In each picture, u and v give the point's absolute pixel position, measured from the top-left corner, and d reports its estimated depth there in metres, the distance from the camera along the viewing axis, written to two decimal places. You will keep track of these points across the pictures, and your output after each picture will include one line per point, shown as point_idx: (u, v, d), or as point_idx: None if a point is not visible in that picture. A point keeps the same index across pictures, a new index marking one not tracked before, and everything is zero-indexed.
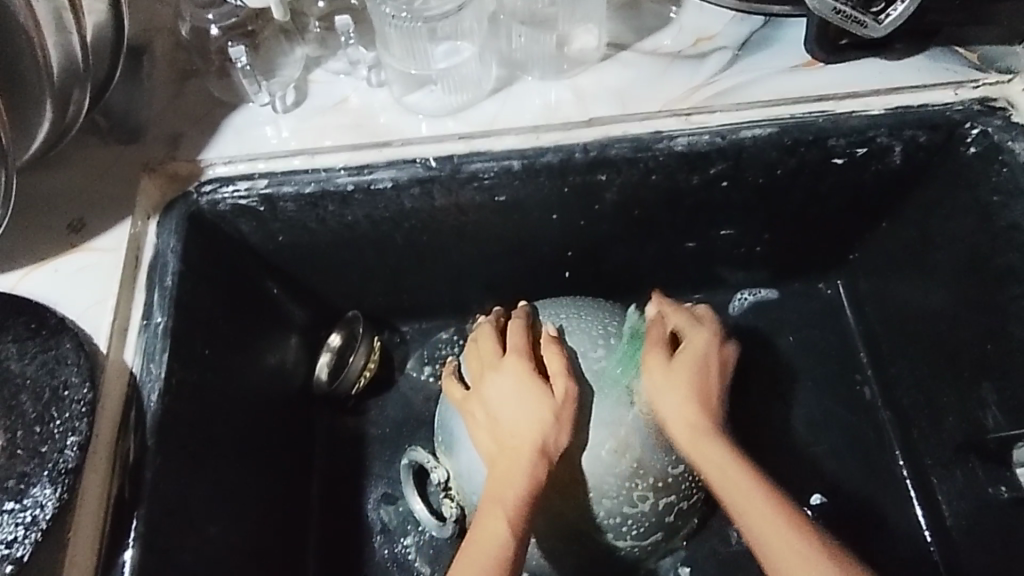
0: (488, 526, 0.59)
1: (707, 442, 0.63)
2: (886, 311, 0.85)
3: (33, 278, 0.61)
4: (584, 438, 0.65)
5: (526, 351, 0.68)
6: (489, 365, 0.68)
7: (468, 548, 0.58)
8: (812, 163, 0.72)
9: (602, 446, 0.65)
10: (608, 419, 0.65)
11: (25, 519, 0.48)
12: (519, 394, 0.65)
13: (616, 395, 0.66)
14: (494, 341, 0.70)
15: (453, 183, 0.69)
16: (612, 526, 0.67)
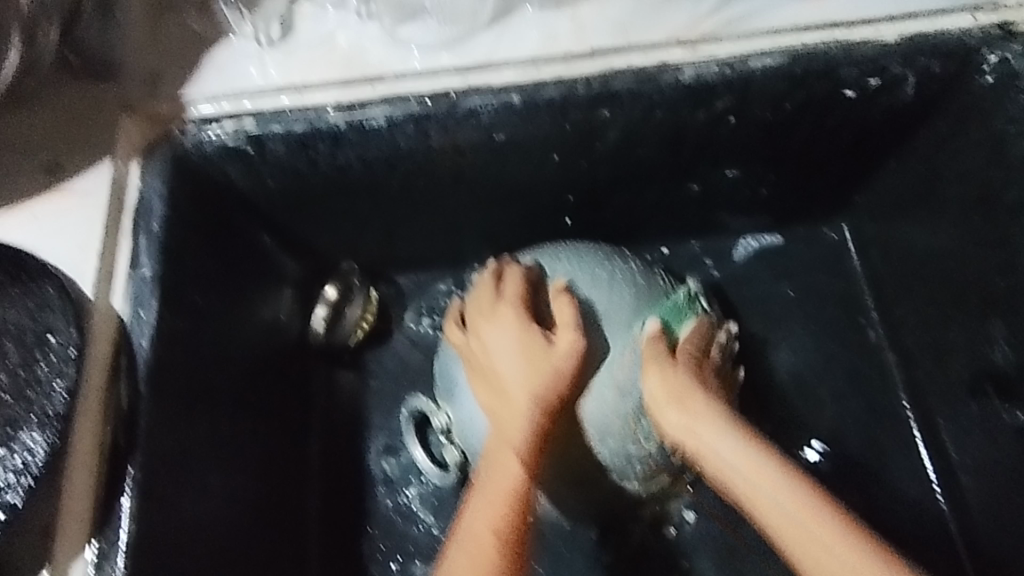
0: (494, 493, 0.56)
1: (768, 481, 0.55)
2: (892, 254, 0.84)
3: (9, 222, 0.58)
4: (591, 376, 0.63)
5: (533, 307, 0.64)
6: (486, 317, 0.65)
7: (474, 502, 0.57)
8: (823, 95, 0.69)
9: (608, 381, 0.63)
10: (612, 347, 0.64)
11: (16, 465, 0.46)
12: (523, 350, 0.62)
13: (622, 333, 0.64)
14: (492, 291, 0.66)
15: (449, 121, 0.66)
16: (619, 468, 0.65)
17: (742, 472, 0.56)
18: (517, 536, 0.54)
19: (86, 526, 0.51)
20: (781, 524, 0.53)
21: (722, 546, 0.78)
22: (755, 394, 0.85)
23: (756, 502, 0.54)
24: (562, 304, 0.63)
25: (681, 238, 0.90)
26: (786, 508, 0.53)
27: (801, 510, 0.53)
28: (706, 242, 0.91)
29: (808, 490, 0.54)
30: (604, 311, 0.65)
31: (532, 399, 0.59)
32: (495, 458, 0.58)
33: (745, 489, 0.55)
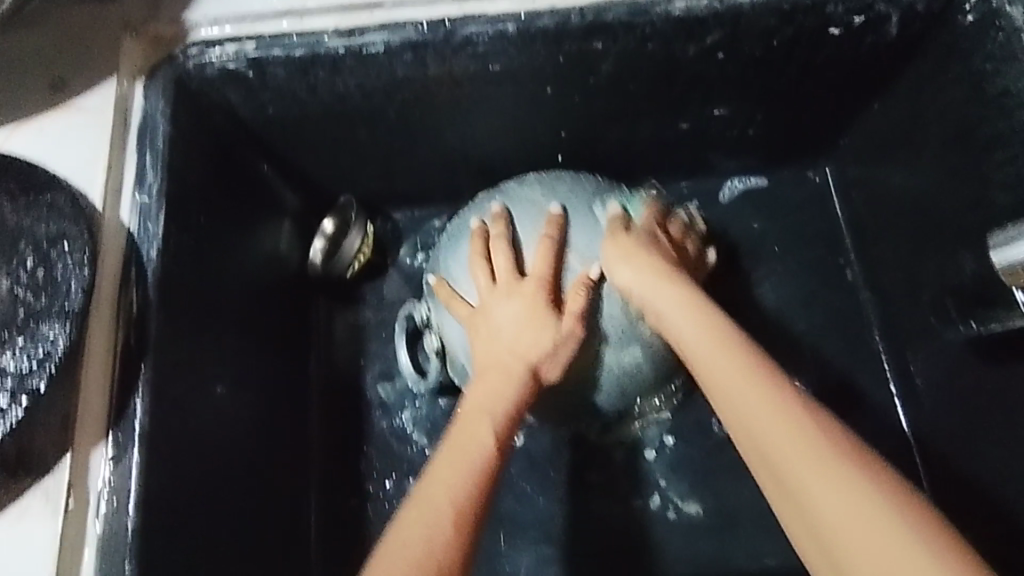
0: (467, 431, 0.58)
1: (713, 348, 0.55)
2: (872, 195, 0.87)
3: (18, 136, 0.60)
4: (558, 238, 0.69)
5: (541, 269, 0.66)
6: (500, 289, 0.66)
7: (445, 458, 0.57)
8: (810, 32, 0.71)
9: (573, 244, 0.69)
10: (579, 239, 0.69)
11: (38, 354, 0.49)
12: (519, 323, 0.64)
13: (585, 206, 0.71)
14: (508, 258, 0.68)
15: (446, 50, 0.68)
16: (592, 325, 0.68)
17: (688, 329, 0.57)
18: (477, 510, 0.53)
19: (103, 418, 0.54)
20: (720, 384, 0.53)
21: (700, 469, 0.82)
22: (736, 327, 0.89)
23: (700, 364, 0.55)
24: (550, 264, 0.66)
25: (670, 178, 0.93)
26: (725, 366, 0.53)
27: (737, 370, 0.53)
28: (694, 182, 0.94)
29: (752, 356, 0.53)
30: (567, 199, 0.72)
31: (518, 359, 0.62)
32: (474, 422, 0.59)
33: (691, 346, 0.56)
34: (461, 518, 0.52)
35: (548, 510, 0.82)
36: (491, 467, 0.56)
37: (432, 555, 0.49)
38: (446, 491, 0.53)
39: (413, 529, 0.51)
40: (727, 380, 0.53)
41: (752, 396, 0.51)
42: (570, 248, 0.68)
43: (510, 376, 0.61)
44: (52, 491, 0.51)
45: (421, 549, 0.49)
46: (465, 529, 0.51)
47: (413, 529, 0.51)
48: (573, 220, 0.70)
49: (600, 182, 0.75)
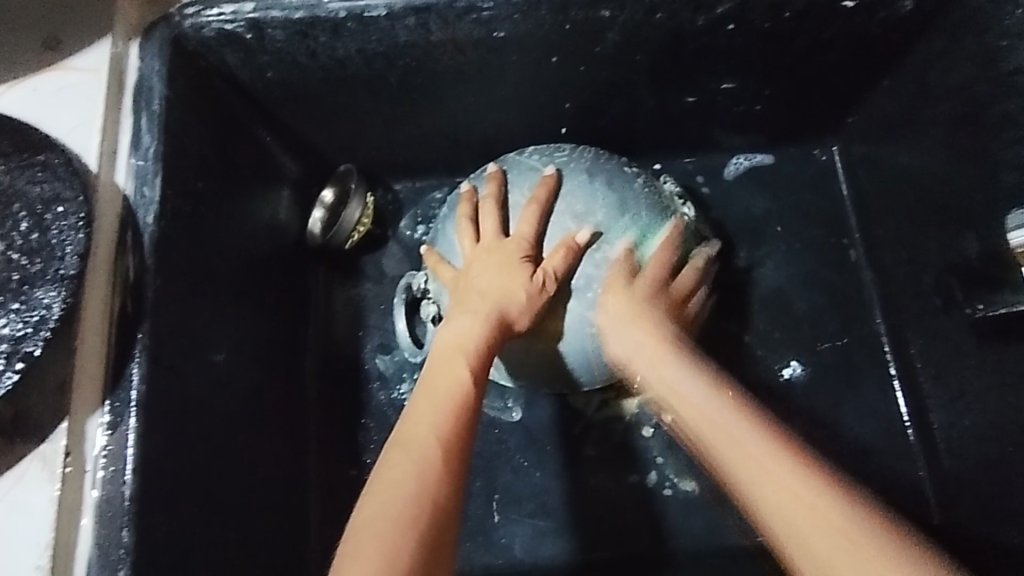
0: (448, 371, 0.57)
1: (721, 413, 0.53)
2: (878, 174, 0.86)
3: (12, 95, 0.59)
4: (551, 204, 0.69)
5: (524, 231, 0.67)
6: (486, 248, 0.68)
7: (421, 397, 0.55)
8: (821, 5, 0.69)
9: (564, 211, 0.69)
10: (566, 199, 0.70)
11: (32, 319, 0.48)
12: (501, 276, 0.64)
13: (578, 174, 0.72)
14: (494, 220, 0.69)
15: (450, 15, 0.66)
16: (580, 290, 0.68)
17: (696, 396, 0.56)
18: (459, 446, 0.51)
19: (99, 385, 0.53)
20: (727, 448, 0.50)
21: None
22: (736, 306, 0.89)
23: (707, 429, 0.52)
24: (533, 224, 0.68)
25: (674, 153, 0.92)
26: (734, 428, 0.51)
27: (743, 434, 0.50)
28: (698, 158, 0.93)
29: (758, 420, 0.51)
30: (561, 167, 0.73)
31: (493, 307, 0.62)
32: (452, 363, 0.58)
33: (699, 413, 0.54)
34: (449, 457, 0.50)
35: (543, 484, 0.82)
36: (472, 407, 0.55)
37: (423, 493, 0.47)
38: (431, 430, 0.52)
39: (400, 466, 0.49)
40: (732, 445, 0.50)
41: (761, 455, 0.47)
42: (556, 207, 0.69)
43: (486, 323, 0.61)
44: (49, 457, 0.51)
45: (414, 487, 0.47)
46: (454, 468, 0.50)
47: (401, 469, 0.49)
48: (563, 182, 0.71)
49: (599, 153, 0.76)
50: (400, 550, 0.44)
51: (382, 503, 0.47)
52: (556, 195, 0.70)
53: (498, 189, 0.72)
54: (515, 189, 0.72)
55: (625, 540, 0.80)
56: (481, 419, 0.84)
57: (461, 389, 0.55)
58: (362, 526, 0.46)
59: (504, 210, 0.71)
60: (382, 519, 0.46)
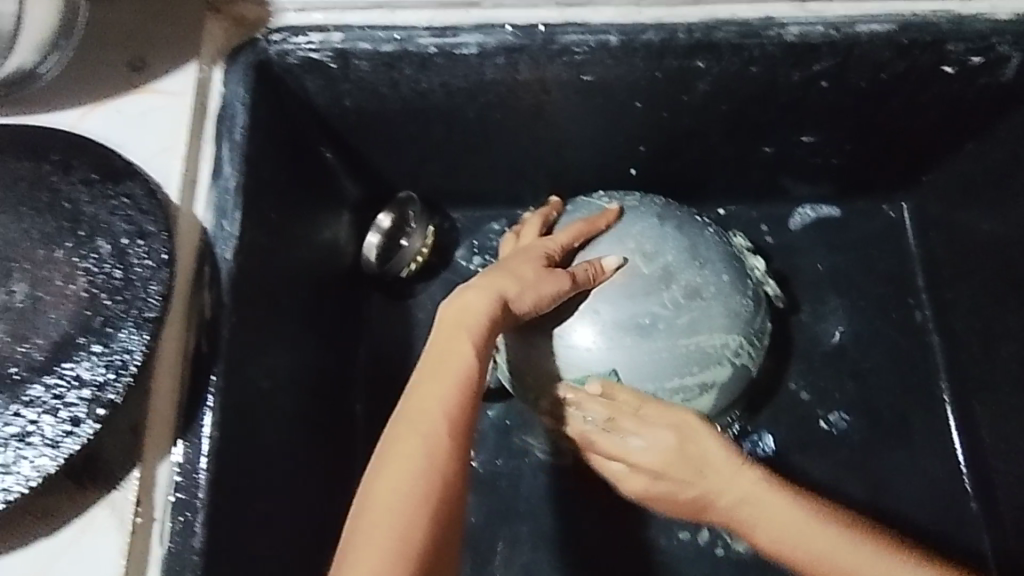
0: (450, 345, 0.53)
1: (681, 478, 0.63)
2: (952, 235, 0.83)
3: (94, 117, 0.57)
4: (610, 238, 0.67)
5: (560, 237, 0.65)
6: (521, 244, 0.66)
7: (422, 372, 0.52)
8: (922, 68, 0.67)
9: (626, 248, 0.66)
10: (631, 237, 0.67)
11: (114, 363, 0.46)
12: (523, 259, 0.62)
13: (645, 217, 0.69)
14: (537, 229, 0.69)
15: (542, 56, 0.64)
16: (641, 331, 0.64)
17: (681, 478, 0.63)
18: (466, 423, 0.49)
19: (171, 429, 0.51)
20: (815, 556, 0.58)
21: None
22: (797, 361, 0.86)
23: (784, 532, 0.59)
24: (569, 236, 0.65)
25: (741, 201, 0.88)
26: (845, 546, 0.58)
27: (805, 517, 0.60)
28: (765, 207, 0.89)
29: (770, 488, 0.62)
30: (628, 210, 0.69)
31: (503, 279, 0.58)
32: (453, 334, 0.53)
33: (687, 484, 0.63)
34: (454, 438, 0.48)
35: (587, 538, 0.79)
36: (476, 384, 0.51)
37: (433, 471, 0.46)
38: (438, 407, 0.49)
39: (407, 447, 0.47)
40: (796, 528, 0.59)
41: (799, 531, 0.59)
42: (606, 239, 0.67)
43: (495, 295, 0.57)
44: (119, 504, 0.48)
45: (423, 468, 0.46)
46: (460, 446, 0.48)
47: (410, 444, 0.47)
48: (625, 218, 0.68)
49: (679, 206, 0.73)
50: (415, 531, 0.44)
51: (383, 483, 0.46)
52: (610, 228, 0.67)
53: (552, 213, 0.72)
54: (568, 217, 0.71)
55: None
56: (530, 462, 0.81)
57: (467, 363, 0.52)
58: (375, 502, 0.45)
59: (551, 229, 0.70)
60: (395, 500, 0.45)
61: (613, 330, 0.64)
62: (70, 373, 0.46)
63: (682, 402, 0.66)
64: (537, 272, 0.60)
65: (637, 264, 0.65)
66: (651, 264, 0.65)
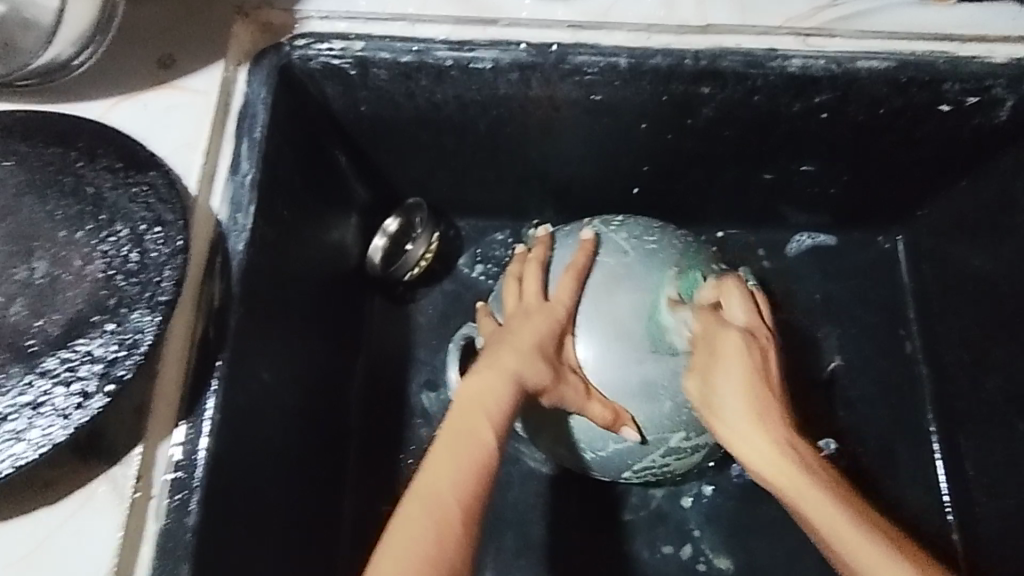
0: (469, 436, 0.54)
1: (771, 445, 0.57)
2: (943, 270, 0.85)
3: (122, 109, 0.60)
4: (622, 291, 0.64)
5: (564, 299, 0.64)
6: (522, 309, 0.64)
7: (438, 461, 0.52)
8: (918, 106, 0.70)
9: (641, 304, 0.63)
10: (645, 293, 0.64)
11: (127, 342, 0.48)
12: (530, 338, 0.60)
13: (661, 270, 0.65)
14: (536, 281, 0.66)
15: (554, 75, 0.67)
16: (647, 394, 0.62)
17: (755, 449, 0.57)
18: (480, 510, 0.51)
19: (174, 410, 0.53)
20: (852, 555, 0.52)
21: (735, 525, 0.81)
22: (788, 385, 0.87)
23: (825, 521, 0.53)
24: (572, 292, 0.64)
25: (740, 225, 0.90)
26: (873, 551, 0.52)
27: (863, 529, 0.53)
28: (763, 232, 0.91)
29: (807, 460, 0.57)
30: (646, 257, 0.66)
31: (517, 369, 0.58)
32: (473, 422, 0.55)
33: (763, 461, 0.57)
34: (466, 527, 0.49)
35: (572, 547, 0.80)
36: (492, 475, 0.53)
37: (437, 565, 0.47)
38: (452, 494, 0.50)
39: (410, 540, 0.48)
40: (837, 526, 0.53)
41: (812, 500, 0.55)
42: (618, 291, 0.64)
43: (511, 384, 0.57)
44: (120, 480, 0.50)
45: (427, 565, 0.47)
46: (470, 536, 0.49)
47: (415, 535, 0.48)
48: (600, 248, 0.67)
49: (686, 241, 0.69)
50: None
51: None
52: (623, 277, 0.64)
53: (545, 252, 0.69)
54: (562, 255, 0.68)
55: None
56: (520, 469, 0.82)
57: (484, 451, 0.53)
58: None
59: (547, 273, 0.67)
60: None
61: (618, 395, 0.63)
62: (83, 349, 0.48)
63: (673, 459, 0.66)
64: (548, 360, 0.60)
65: (649, 325, 0.63)
66: (663, 326, 0.63)
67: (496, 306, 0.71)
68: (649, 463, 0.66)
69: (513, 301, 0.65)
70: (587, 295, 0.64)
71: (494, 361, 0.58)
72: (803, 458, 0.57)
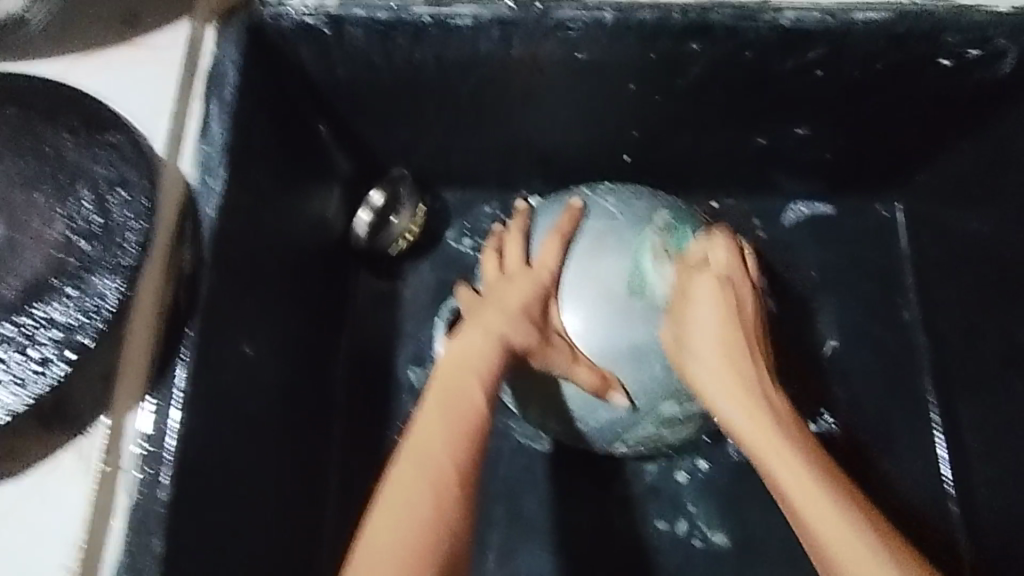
0: (458, 394, 0.51)
1: (738, 365, 0.56)
2: (942, 237, 0.82)
3: (85, 68, 0.58)
4: (607, 251, 0.62)
5: (547, 262, 0.61)
6: (505, 274, 0.62)
7: (426, 420, 0.49)
8: (916, 61, 0.67)
9: (624, 256, 0.61)
10: (632, 256, 0.61)
11: (89, 307, 0.46)
12: (514, 299, 0.58)
13: (644, 225, 0.63)
14: (518, 248, 0.64)
15: (536, 31, 0.64)
16: (635, 359, 0.60)
17: (717, 373, 0.56)
18: (473, 470, 0.47)
19: (142, 379, 0.51)
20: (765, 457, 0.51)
21: (731, 500, 0.79)
22: (785, 356, 0.85)
23: (767, 452, 0.51)
24: (556, 257, 0.62)
25: (734, 194, 0.88)
26: (793, 463, 0.50)
27: (812, 473, 0.49)
28: (757, 202, 0.89)
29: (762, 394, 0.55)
30: (632, 220, 0.63)
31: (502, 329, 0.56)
32: (461, 378, 0.52)
33: (719, 372, 0.56)
34: (461, 487, 0.46)
35: (563, 523, 0.78)
36: (483, 434, 0.49)
37: (438, 525, 0.44)
38: (444, 454, 0.47)
39: (403, 500, 0.45)
40: (811, 501, 0.48)
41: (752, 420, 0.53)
42: (605, 254, 0.62)
43: (497, 343, 0.55)
44: (86, 451, 0.49)
45: (423, 523, 0.44)
46: (465, 496, 0.46)
47: (409, 498, 0.45)
48: (588, 216, 0.64)
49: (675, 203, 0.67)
50: None
51: (378, 546, 0.43)
52: (607, 240, 0.62)
53: (525, 221, 0.67)
54: (543, 223, 0.66)
55: None
56: (511, 446, 0.80)
57: (475, 408, 0.50)
58: (365, 553, 0.43)
59: (529, 242, 0.66)
60: (388, 546, 0.43)
61: (606, 358, 0.60)
62: (42, 314, 0.46)
63: (665, 428, 0.64)
64: (533, 320, 0.58)
65: (635, 288, 0.61)
66: (650, 289, 0.60)
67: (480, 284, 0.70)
68: (641, 432, 0.64)
69: (494, 272, 0.64)
70: (573, 260, 0.62)
71: (478, 321, 0.56)
72: (784, 419, 0.54)
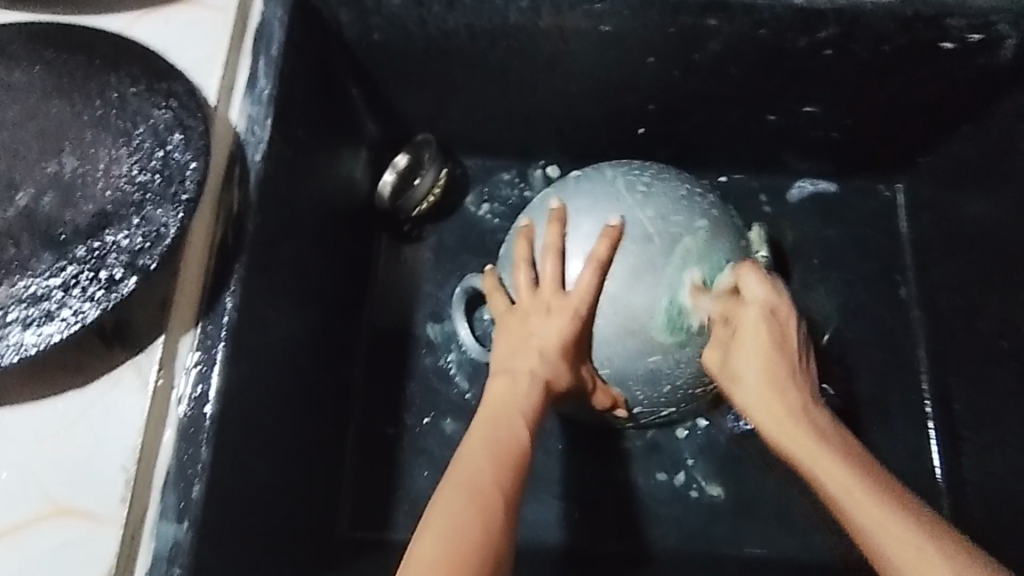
0: (505, 428, 0.52)
1: (777, 399, 0.54)
2: (941, 217, 0.86)
3: (144, 23, 0.62)
4: (640, 287, 0.64)
5: (583, 294, 0.63)
6: (542, 301, 0.63)
7: (475, 447, 0.50)
8: (921, 44, 0.71)
9: (660, 295, 0.64)
10: (664, 291, 0.64)
11: (150, 235, 0.51)
12: (551, 337, 0.61)
13: (681, 262, 0.64)
14: (555, 269, 0.65)
15: (564, 3, 0.68)
16: (649, 381, 0.67)
17: (763, 406, 0.54)
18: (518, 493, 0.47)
19: (194, 308, 0.56)
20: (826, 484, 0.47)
21: (728, 458, 0.83)
22: None
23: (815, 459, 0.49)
24: (592, 287, 0.62)
25: (743, 169, 0.92)
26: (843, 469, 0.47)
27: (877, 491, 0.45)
28: (765, 178, 0.93)
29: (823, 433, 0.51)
30: (669, 249, 0.65)
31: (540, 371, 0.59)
32: (507, 415, 0.54)
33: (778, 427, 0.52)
34: (507, 510, 0.45)
35: (569, 475, 0.83)
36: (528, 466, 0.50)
37: (487, 534, 0.42)
38: (491, 478, 0.47)
39: (449, 516, 0.43)
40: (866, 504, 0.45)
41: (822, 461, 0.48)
42: (637, 286, 0.64)
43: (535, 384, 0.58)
44: (144, 366, 0.53)
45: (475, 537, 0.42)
46: (508, 511, 0.45)
47: (455, 512, 0.43)
48: (626, 237, 0.65)
49: (711, 216, 0.68)
50: None
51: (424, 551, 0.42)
52: (643, 270, 0.64)
53: (560, 232, 0.66)
54: (579, 232, 0.66)
55: (644, 537, 0.81)
56: None
57: (521, 438, 0.52)
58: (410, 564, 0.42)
59: (563, 256, 0.66)
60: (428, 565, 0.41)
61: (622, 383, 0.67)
62: (110, 240, 0.51)
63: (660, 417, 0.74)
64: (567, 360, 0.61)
65: (662, 325, 0.64)
66: (676, 325, 0.64)
67: (507, 274, 0.72)
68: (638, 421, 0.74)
69: (529, 293, 0.65)
70: (609, 286, 0.64)
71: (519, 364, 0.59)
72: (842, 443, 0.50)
